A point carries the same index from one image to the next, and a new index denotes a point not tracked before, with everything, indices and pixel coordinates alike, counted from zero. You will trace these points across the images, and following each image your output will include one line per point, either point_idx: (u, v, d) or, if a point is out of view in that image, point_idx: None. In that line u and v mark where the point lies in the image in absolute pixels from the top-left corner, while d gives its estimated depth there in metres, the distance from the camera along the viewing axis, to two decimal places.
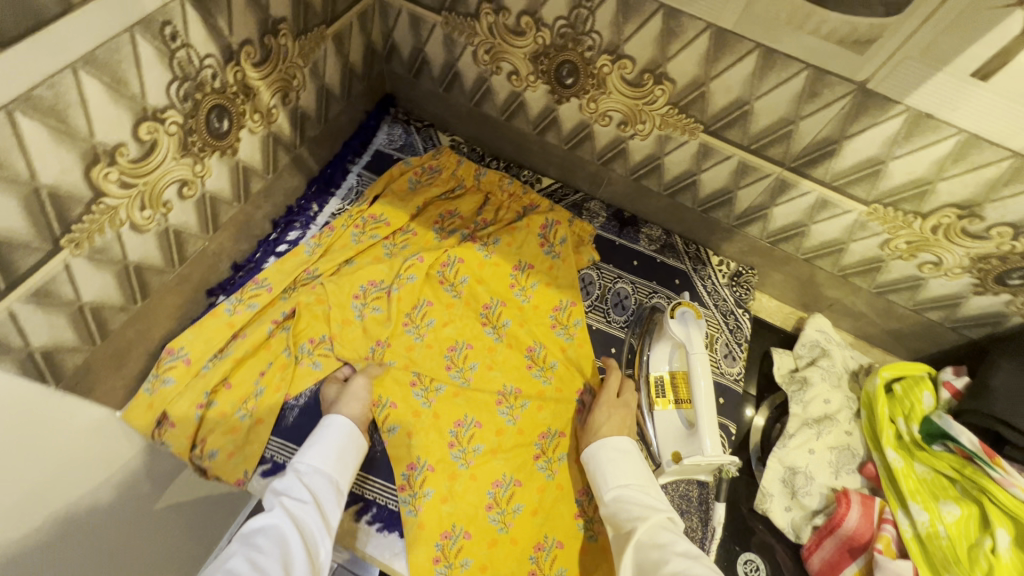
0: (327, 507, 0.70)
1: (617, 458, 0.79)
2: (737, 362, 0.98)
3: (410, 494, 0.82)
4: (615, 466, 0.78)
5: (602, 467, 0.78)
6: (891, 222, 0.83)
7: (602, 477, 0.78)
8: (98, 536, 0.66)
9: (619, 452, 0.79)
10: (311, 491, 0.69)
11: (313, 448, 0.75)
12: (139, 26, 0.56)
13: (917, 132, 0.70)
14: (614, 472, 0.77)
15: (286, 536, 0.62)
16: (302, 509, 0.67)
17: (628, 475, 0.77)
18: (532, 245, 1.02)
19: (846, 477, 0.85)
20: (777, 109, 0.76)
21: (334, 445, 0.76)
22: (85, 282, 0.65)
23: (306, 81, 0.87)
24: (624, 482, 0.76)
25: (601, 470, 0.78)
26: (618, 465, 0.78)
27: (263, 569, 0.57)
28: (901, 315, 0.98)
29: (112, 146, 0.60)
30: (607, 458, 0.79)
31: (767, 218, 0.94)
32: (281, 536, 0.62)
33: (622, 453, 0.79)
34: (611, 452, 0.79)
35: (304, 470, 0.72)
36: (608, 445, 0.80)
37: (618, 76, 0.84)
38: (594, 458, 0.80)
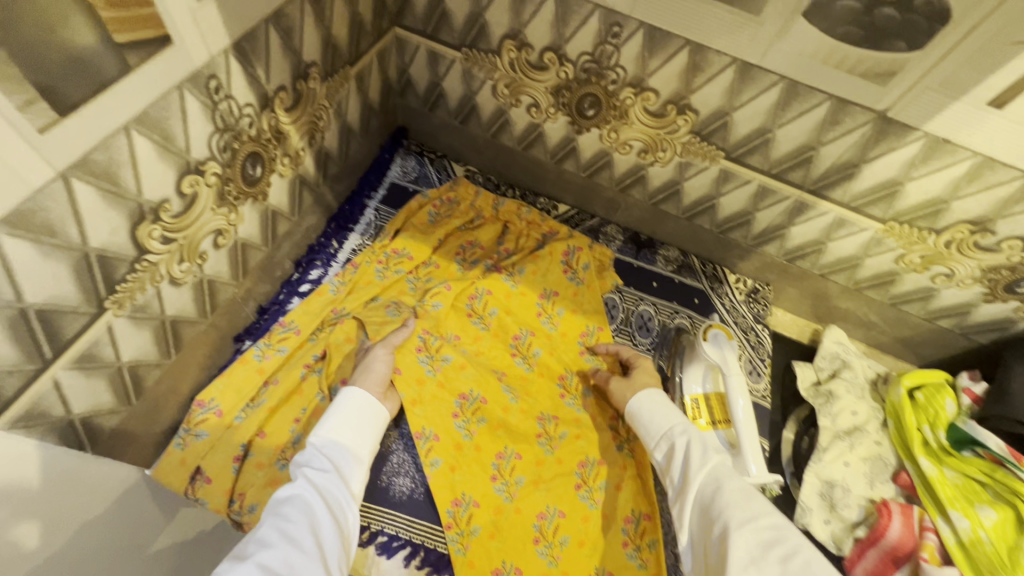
0: (350, 475, 0.68)
1: (660, 409, 0.80)
2: (763, 378, 1.00)
3: (458, 532, 0.80)
4: (660, 415, 0.80)
5: (648, 419, 0.80)
6: (906, 238, 0.86)
7: (649, 428, 0.79)
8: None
9: (658, 403, 0.81)
10: (333, 460, 0.68)
11: (332, 415, 0.73)
12: (188, 82, 0.55)
13: (934, 156, 0.74)
14: (659, 422, 0.79)
15: (311, 505, 0.60)
16: (326, 479, 0.65)
17: (671, 419, 0.79)
18: (555, 273, 1.03)
19: (881, 486, 0.88)
20: (798, 137, 0.80)
21: (352, 412, 0.74)
22: (124, 341, 0.63)
23: (330, 121, 0.86)
24: (671, 422, 0.78)
25: (647, 421, 0.80)
26: (660, 409, 0.80)
27: (293, 539, 0.55)
28: (913, 324, 1.02)
29: (157, 203, 0.58)
30: (651, 409, 0.81)
31: (784, 237, 0.98)
32: (307, 505, 0.60)
33: (662, 404, 0.81)
34: (651, 403, 0.81)
35: (323, 437, 0.70)
36: (647, 398, 0.83)
37: (640, 108, 0.86)
38: (638, 413, 0.82)
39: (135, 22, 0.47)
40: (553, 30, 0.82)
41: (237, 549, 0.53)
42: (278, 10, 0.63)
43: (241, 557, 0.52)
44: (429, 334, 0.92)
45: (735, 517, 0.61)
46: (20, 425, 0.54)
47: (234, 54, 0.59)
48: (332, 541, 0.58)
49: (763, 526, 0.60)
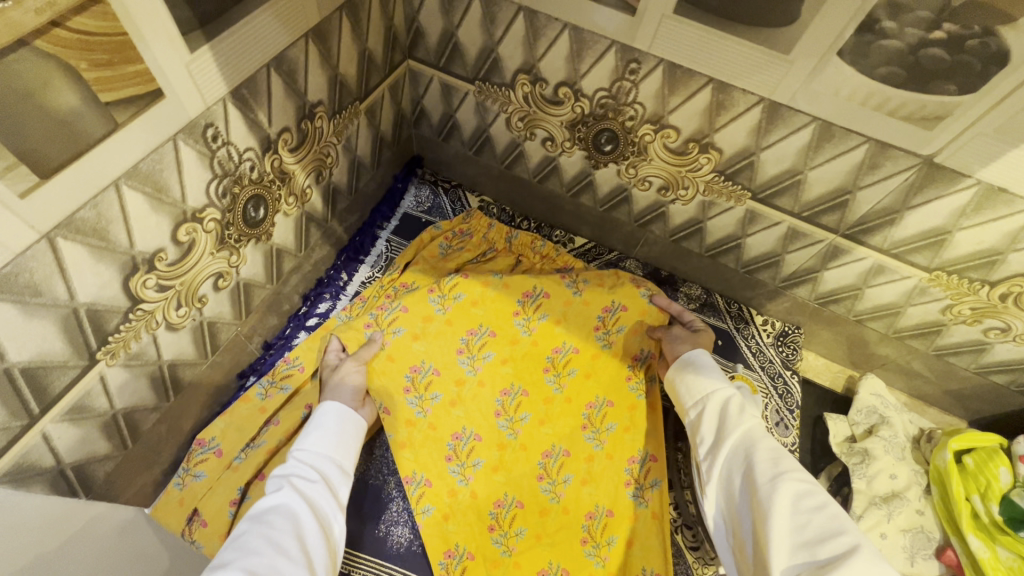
0: (337, 485, 0.66)
1: (704, 373, 0.78)
2: (791, 430, 0.93)
3: None
4: (705, 376, 0.77)
5: (690, 377, 0.78)
6: (955, 288, 0.79)
7: (692, 387, 0.77)
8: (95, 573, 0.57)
9: (700, 365, 0.80)
10: (318, 469, 0.65)
11: (310, 431, 0.70)
12: (182, 133, 0.54)
13: (989, 206, 0.66)
14: (702, 383, 0.77)
15: (295, 511, 0.58)
16: (312, 486, 0.63)
17: (715, 383, 0.76)
18: (626, 287, 0.94)
19: (923, 563, 0.79)
20: (833, 179, 0.73)
21: (331, 421, 0.71)
22: (119, 389, 0.62)
23: (339, 156, 0.85)
24: (714, 391, 0.75)
25: (687, 381, 0.78)
26: (702, 376, 0.77)
27: (281, 548, 0.53)
28: (963, 377, 0.93)
29: (151, 253, 0.57)
30: (692, 373, 0.79)
31: (816, 281, 0.91)
32: (291, 514, 0.57)
33: (707, 368, 0.79)
34: (690, 370, 0.79)
35: (304, 449, 0.67)
36: (688, 360, 0.81)
37: (660, 145, 0.81)
38: (680, 373, 0.80)
39: (122, 79, 0.46)
40: (567, 65, 0.78)
41: (217, 557, 0.51)
42: (281, 55, 0.62)
43: (222, 564, 0.50)
44: (414, 370, 0.87)
45: (765, 472, 0.62)
46: (10, 479, 0.54)
47: (232, 100, 0.58)
48: (320, 550, 0.56)
49: (792, 480, 0.61)
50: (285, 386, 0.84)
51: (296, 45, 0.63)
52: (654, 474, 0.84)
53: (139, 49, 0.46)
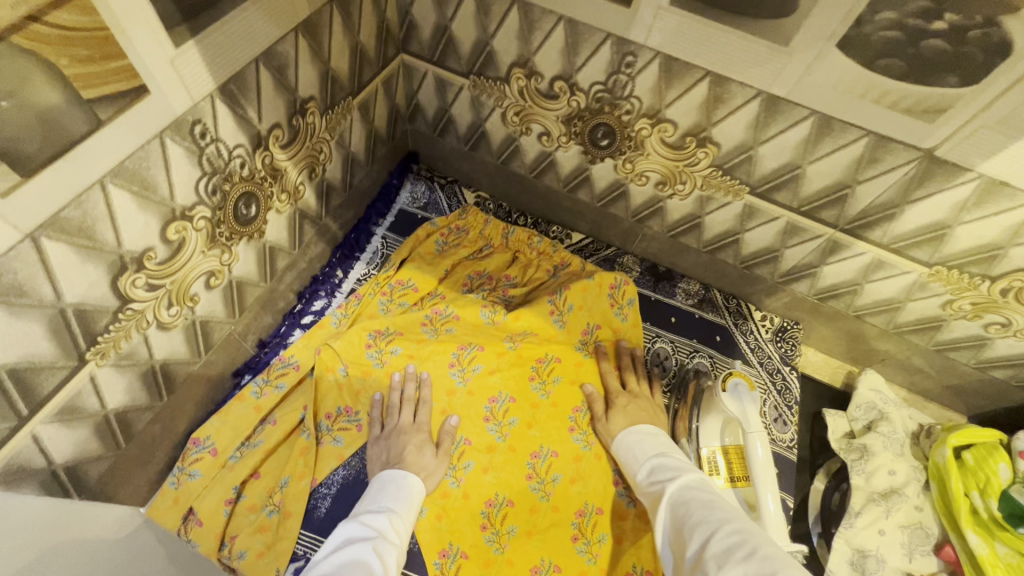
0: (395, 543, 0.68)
1: (647, 440, 0.82)
2: (789, 427, 0.93)
3: None
4: (646, 445, 0.80)
5: (631, 449, 0.81)
6: (955, 283, 0.78)
7: (632, 458, 0.79)
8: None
9: (648, 435, 0.82)
10: (397, 532, 0.70)
11: (390, 491, 0.74)
12: (169, 130, 0.53)
13: (990, 200, 0.66)
14: (645, 449, 0.79)
15: (371, 566, 0.61)
16: (393, 552, 0.66)
17: (651, 448, 0.79)
18: (601, 305, 0.98)
19: (921, 560, 0.78)
20: (832, 174, 0.72)
21: (408, 492, 0.75)
22: (112, 390, 0.62)
23: (332, 152, 0.84)
24: (651, 459, 0.77)
25: (630, 451, 0.81)
26: (642, 444, 0.80)
27: None
28: (963, 373, 0.92)
29: (139, 252, 0.56)
30: (633, 441, 0.82)
31: (815, 276, 0.90)
32: (367, 567, 0.61)
33: (649, 437, 0.82)
34: (634, 435, 0.82)
35: (390, 513, 0.71)
36: (634, 431, 0.83)
37: (657, 139, 0.80)
38: (620, 445, 0.83)
39: (106, 75, 0.45)
40: (562, 59, 0.77)
41: None
42: (270, 49, 0.61)
43: None
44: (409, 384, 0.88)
45: (699, 531, 0.57)
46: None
47: (219, 96, 0.57)
48: None
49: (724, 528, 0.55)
50: (279, 385, 0.85)
51: (286, 39, 0.62)
52: None
53: (121, 43, 0.45)
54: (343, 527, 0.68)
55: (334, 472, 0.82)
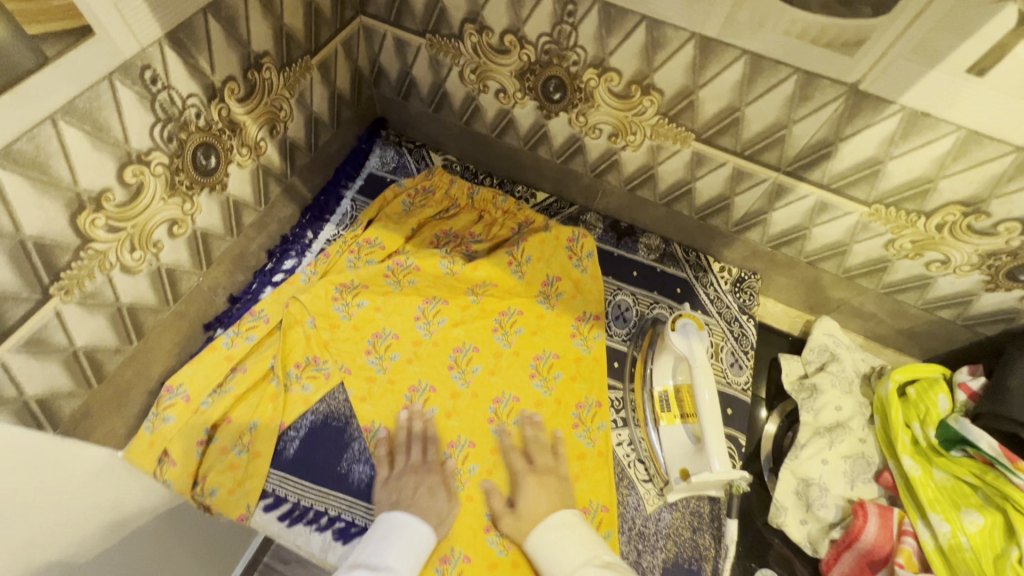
0: None
1: (565, 531, 0.75)
2: (744, 371, 0.96)
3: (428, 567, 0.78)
4: (570, 543, 0.74)
5: (551, 553, 0.74)
6: (894, 222, 0.81)
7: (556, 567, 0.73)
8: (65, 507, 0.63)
9: (568, 527, 0.76)
10: None
11: (393, 543, 0.72)
12: (118, 73, 0.56)
13: (914, 132, 0.68)
14: (569, 553, 0.73)
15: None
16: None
17: (580, 552, 0.73)
18: (559, 258, 1.02)
19: (862, 486, 0.82)
20: (769, 115, 0.75)
21: (413, 546, 0.72)
22: (79, 328, 0.65)
23: (293, 111, 0.86)
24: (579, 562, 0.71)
25: (550, 554, 0.74)
26: (563, 545, 0.74)
27: None
28: (913, 315, 0.95)
29: (97, 192, 0.60)
30: (552, 542, 0.74)
31: (766, 223, 0.92)
32: None
33: (570, 530, 0.75)
34: (551, 534, 0.75)
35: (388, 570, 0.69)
36: (550, 526, 0.76)
37: (605, 90, 0.83)
38: (540, 549, 0.75)
39: (49, 14, 0.47)
40: (510, 12, 0.80)
41: None
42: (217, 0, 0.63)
43: None
44: (375, 335, 0.93)
45: None
46: None
47: (168, 44, 0.60)
48: None
49: None
50: (249, 336, 0.89)
51: None
52: (600, 417, 0.90)
53: None
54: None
55: (302, 417, 0.86)
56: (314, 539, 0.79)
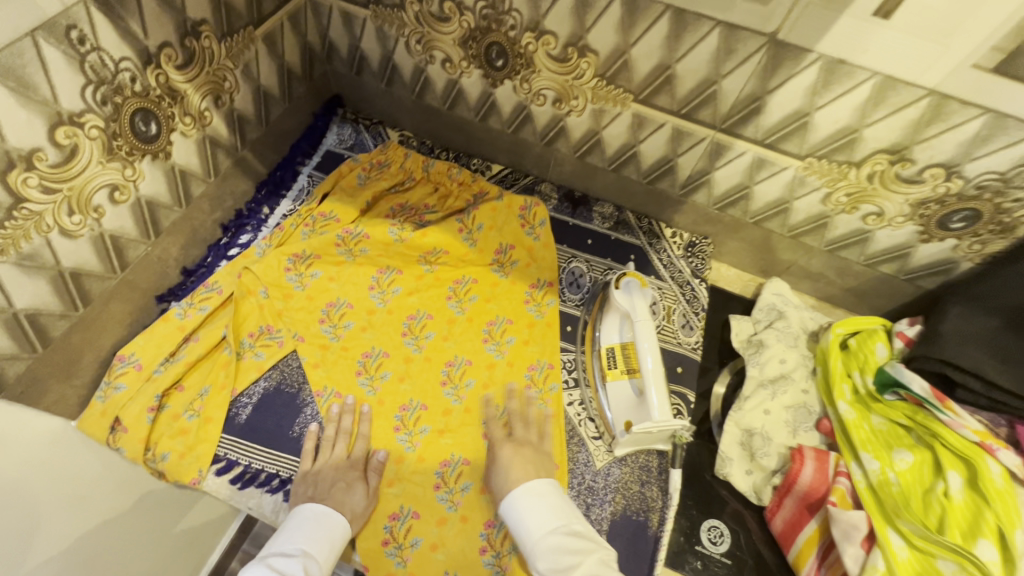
0: None
1: (542, 498, 0.71)
2: (695, 331, 0.97)
3: (396, 546, 0.77)
4: (541, 509, 0.70)
5: (521, 519, 0.70)
6: (828, 174, 0.82)
7: (527, 530, 0.69)
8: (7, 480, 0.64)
9: (542, 496, 0.71)
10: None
11: (301, 532, 0.69)
12: (42, 31, 0.57)
13: (835, 80, 0.70)
14: (541, 519, 0.69)
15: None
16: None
17: (549, 518, 0.69)
18: (513, 226, 1.03)
19: (804, 435, 0.83)
20: (699, 71, 0.77)
21: (327, 532, 0.70)
22: (18, 289, 0.66)
23: (238, 82, 0.88)
24: (552, 529, 0.68)
25: (522, 518, 0.70)
26: (539, 510, 0.70)
27: None
28: (858, 272, 0.98)
29: (28, 151, 0.61)
30: (527, 507, 0.70)
31: (710, 183, 0.94)
32: None
33: (546, 499, 0.71)
34: (529, 498, 0.71)
35: (305, 556, 0.66)
36: (527, 491, 0.72)
37: (544, 54, 0.85)
38: (511, 514, 0.71)
39: None
40: None
41: None
42: None
43: None
44: (330, 305, 0.94)
45: None
46: None
47: (94, 4, 0.61)
48: None
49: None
50: (202, 307, 0.90)
51: None
52: (552, 378, 0.92)
53: None
54: (250, 571, 0.62)
55: (255, 383, 0.87)
56: (265, 501, 0.80)
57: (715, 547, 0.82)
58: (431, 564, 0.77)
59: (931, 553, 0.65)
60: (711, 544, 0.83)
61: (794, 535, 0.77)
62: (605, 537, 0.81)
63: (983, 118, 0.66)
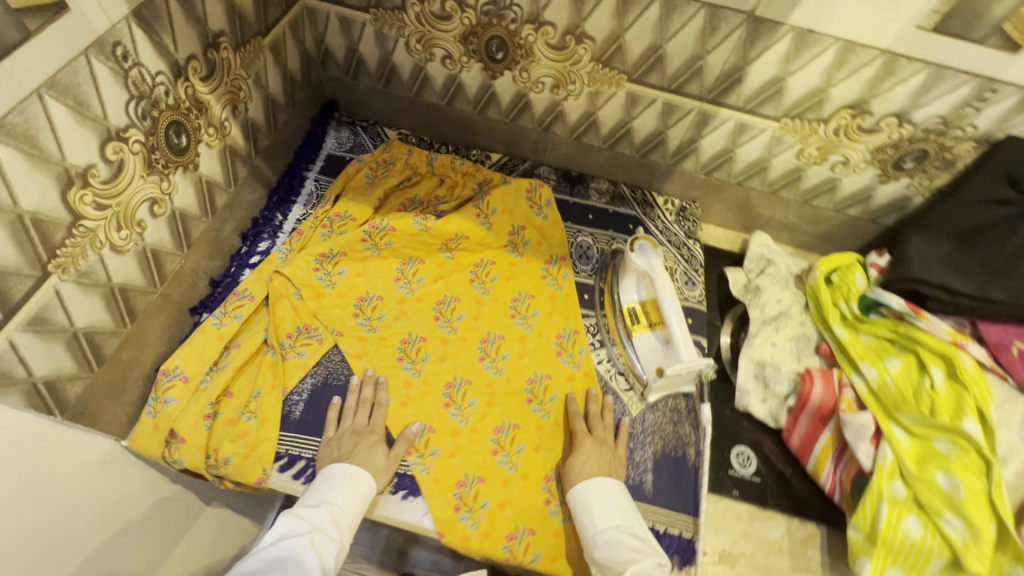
0: (330, 535, 0.73)
1: (607, 497, 0.79)
2: (697, 286, 1.07)
3: (467, 510, 0.83)
4: (606, 506, 0.78)
5: (588, 510, 0.78)
6: (801, 132, 0.94)
7: (589, 520, 0.78)
8: (56, 506, 0.68)
9: (609, 494, 0.80)
10: (337, 524, 0.74)
11: (334, 483, 0.78)
12: (93, 49, 0.59)
13: (805, 48, 0.81)
14: (604, 514, 0.78)
15: (304, 565, 0.69)
16: (331, 547, 0.72)
17: (612, 517, 0.77)
18: (522, 208, 1.10)
19: (808, 360, 0.95)
20: (686, 48, 0.86)
21: (354, 488, 0.77)
22: (76, 307, 0.67)
23: (251, 91, 0.90)
24: (613, 525, 0.76)
25: (588, 509, 0.78)
26: (604, 506, 0.78)
27: None
28: (828, 218, 1.11)
29: (83, 168, 0.62)
30: (592, 501, 0.79)
31: (697, 151, 1.05)
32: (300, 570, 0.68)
33: (611, 497, 0.79)
34: (595, 494, 0.79)
35: (328, 504, 0.75)
36: (594, 487, 0.80)
37: (543, 43, 0.92)
38: (578, 503, 0.80)
39: None
40: None
41: None
42: None
43: None
44: (361, 299, 0.98)
45: None
46: None
47: (135, 21, 0.63)
48: None
49: None
50: (237, 314, 0.91)
51: None
52: (579, 343, 0.99)
53: None
54: (280, 519, 0.74)
55: (302, 381, 0.90)
56: None
57: (746, 469, 0.93)
58: (503, 521, 0.83)
59: (927, 437, 0.78)
60: (741, 467, 0.93)
61: (811, 446, 0.89)
62: (652, 474, 0.89)
63: (925, 71, 0.80)
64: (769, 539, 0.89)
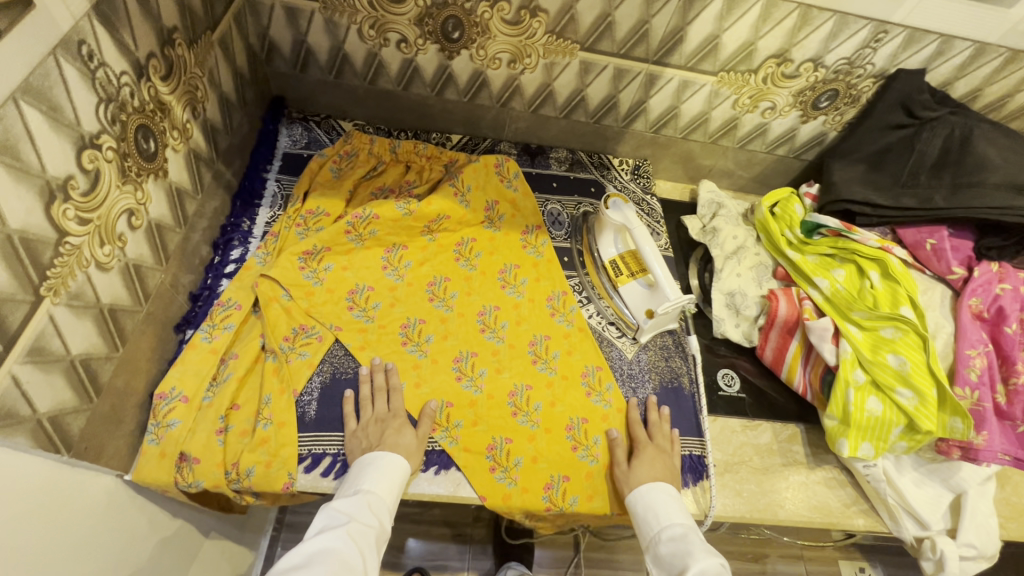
0: (368, 524, 0.74)
1: (669, 501, 0.83)
2: (662, 236, 1.16)
3: (503, 470, 0.87)
4: (671, 508, 0.82)
5: (652, 509, 0.82)
6: (735, 84, 1.06)
7: (651, 519, 0.81)
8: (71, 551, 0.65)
9: (670, 496, 0.83)
10: (373, 512, 0.75)
11: (371, 471, 0.78)
12: (60, 48, 0.54)
13: (736, 6, 0.91)
14: (668, 514, 0.81)
15: (344, 557, 0.68)
16: (369, 534, 0.73)
17: (676, 516, 0.81)
18: (493, 184, 1.13)
19: (768, 284, 1.08)
20: (633, 14, 0.93)
21: (387, 471, 0.78)
22: (70, 333, 0.62)
23: (206, 90, 0.85)
24: (675, 524, 0.79)
25: (654, 507, 0.82)
26: (668, 506, 0.82)
27: None
28: (761, 160, 1.25)
29: (63, 179, 0.57)
30: (656, 500, 0.83)
31: (646, 111, 1.13)
32: (343, 557, 0.68)
33: (673, 497, 0.83)
34: (659, 494, 0.83)
35: (366, 493, 0.76)
36: (657, 487, 0.84)
37: (498, 19, 0.95)
38: (640, 504, 0.83)
39: None
40: None
41: None
42: None
43: None
44: (352, 292, 0.97)
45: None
46: None
47: (96, 17, 0.59)
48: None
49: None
50: (227, 325, 0.87)
51: None
52: (569, 302, 1.05)
53: None
54: (320, 513, 0.74)
55: (309, 380, 0.88)
56: None
57: (732, 387, 1.04)
58: (539, 474, 0.88)
59: (875, 327, 0.92)
60: (728, 386, 1.05)
61: (784, 356, 1.02)
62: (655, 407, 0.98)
63: (833, 19, 0.92)
64: (761, 443, 1.00)
